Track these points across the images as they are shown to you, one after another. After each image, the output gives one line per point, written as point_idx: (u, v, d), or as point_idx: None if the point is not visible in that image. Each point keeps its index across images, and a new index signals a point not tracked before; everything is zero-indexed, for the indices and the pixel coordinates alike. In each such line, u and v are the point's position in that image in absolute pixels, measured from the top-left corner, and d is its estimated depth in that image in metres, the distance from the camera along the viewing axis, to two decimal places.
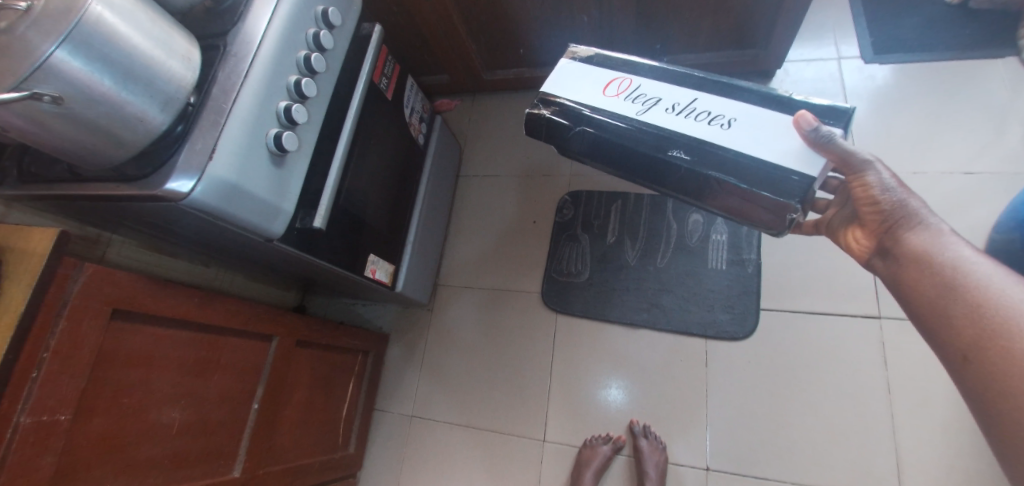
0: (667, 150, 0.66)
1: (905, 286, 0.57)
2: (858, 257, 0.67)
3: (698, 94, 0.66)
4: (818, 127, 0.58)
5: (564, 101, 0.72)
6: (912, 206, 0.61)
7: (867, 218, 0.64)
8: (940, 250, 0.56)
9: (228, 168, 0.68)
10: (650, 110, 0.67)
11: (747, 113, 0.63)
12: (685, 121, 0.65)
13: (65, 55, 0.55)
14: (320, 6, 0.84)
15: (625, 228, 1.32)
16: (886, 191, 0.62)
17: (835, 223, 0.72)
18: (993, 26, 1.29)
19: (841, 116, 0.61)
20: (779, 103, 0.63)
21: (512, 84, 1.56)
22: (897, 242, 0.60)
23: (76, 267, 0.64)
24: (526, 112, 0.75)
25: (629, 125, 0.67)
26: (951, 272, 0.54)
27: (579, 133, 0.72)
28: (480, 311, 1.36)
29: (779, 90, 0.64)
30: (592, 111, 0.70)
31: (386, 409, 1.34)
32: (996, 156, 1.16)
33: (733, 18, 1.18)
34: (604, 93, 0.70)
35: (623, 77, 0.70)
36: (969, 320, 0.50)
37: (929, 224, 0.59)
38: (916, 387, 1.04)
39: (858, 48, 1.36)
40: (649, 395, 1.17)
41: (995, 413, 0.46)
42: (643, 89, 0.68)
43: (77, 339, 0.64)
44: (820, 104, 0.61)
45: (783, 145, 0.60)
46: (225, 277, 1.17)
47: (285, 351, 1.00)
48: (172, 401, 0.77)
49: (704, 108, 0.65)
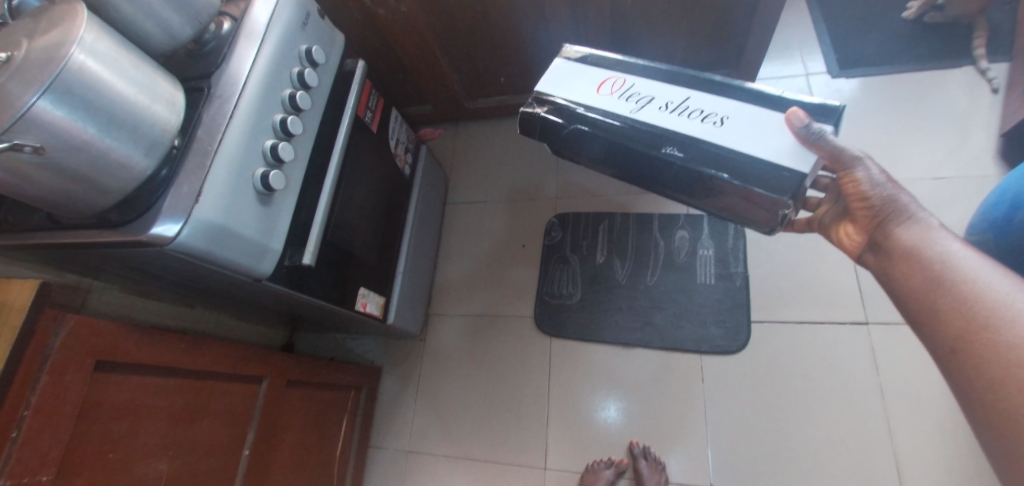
0: (662, 147, 0.67)
1: (895, 279, 0.60)
2: (851, 252, 0.68)
3: (690, 93, 0.68)
4: (809, 124, 0.60)
5: (558, 100, 0.75)
6: (901, 201, 0.63)
7: (859, 214, 0.66)
8: (930, 244, 0.58)
9: (215, 209, 0.68)
10: (643, 108, 0.69)
11: (739, 110, 0.65)
12: (678, 118, 0.67)
13: (47, 104, 0.54)
14: (304, 45, 0.85)
15: (614, 247, 1.33)
16: (876, 187, 0.64)
17: (826, 221, 0.74)
18: (948, 39, 1.36)
19: (832, 115, 0.62)
20: (770, 101, 0.65)
21: (494, 111, 1.59)
22: (889, 236, 0.62)
23: (58, 318, 0.62)
24: (520, 111, 0.76)
25: (623, 123, 0.69)
26: (939, 265, 0.55)
27: (572, 131, 0.74)
28: (472, 338, 1.35)
29: (770, 88, 0.66)
30: (586, 109, 0.72)
31: (381, 446, 1.30)
32: (963, 161, 1.21)
33: (705, 41, 1.22)
34: (598, 92, 0.73)
35: (617, 77, 0.73)
36: (956, 312, 0.51)
37: (919, 219, 0.61)
38: (907, 390, 1.05)
39: (825, 64, 1.42)
40: (649, 415, 1.16)
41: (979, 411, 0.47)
42: (637, 88, 0.71)
43: (59, 394, 0.62)
44: (811, 102, 0.63)
45: (776, 142, 0.62)
46: (211, 318, 1.14)
47: (275, 392, 0.97)
48: (160, 452, 0.74)
49: (697, 107, 0.67)
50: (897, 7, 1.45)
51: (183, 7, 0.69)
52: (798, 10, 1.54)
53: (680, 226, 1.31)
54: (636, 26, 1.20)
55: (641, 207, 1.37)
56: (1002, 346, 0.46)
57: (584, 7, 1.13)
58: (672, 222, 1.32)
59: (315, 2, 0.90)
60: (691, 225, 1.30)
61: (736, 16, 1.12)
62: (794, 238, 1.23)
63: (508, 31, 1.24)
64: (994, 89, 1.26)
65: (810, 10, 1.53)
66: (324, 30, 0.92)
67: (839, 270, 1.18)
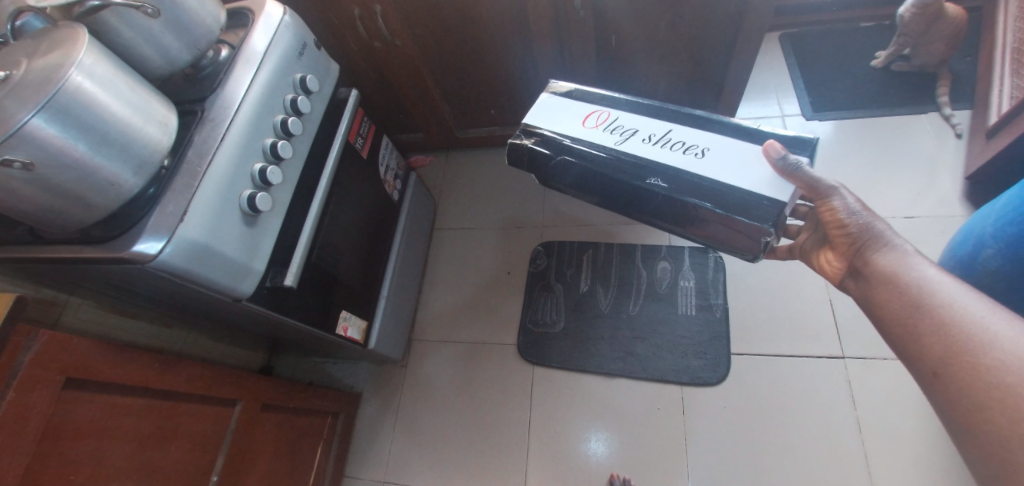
0: (646, 178, 0.69)
1: (876, 306, 0.61)
2: (833, 278, 0.70)
3: (672, 126, 0.72)
4: (785, 156, 0.63)
5: (544, 132, 0.78)
6: (878, 229, 0.65)
7: (837, 240, 0.68)
8: (907, 271, 0.60)
9: (200, 229, 0.69)
10: (627, 140, 0.72)
11: (718, 142, 0.69)
12: (661, 150, 0.70)
13: (40, 122, 0.56)
14: (299, 74, 0.89)
15: (597, 277, 1.35)
16: (852, 215, 0.66)
17: (807, 247, 0.76)
18: (914, 87, 1.44)
19: (806, 146, 0.66)
20: (748, 134, 0.68)
21: (484, 141, 1.63)
22: (867, 263, 0.63)
23: (30, 334, 0.62)
24: (509, 142, 0.79)
25: (608, 154, 0.72)
26: (917, 291, 0.58)
27: (559, 162, 0.76)
28: (454, 364, 1.34)
29: (747, 123, 0.70)
30: (573, 141, 0.75)
31: (357, 475, 1.26)
32: (931, 201, 1.27)
33: (686, 82, 1.28)
34: (584, 125, 0.76)
35: (601, 110, 0.77)
36: (936, 337, 0.54)
37: (895, 245, 0.63)
38: (885, 425, 1.06)
39: (799, 106, 1.49)
40: (631, 447, 1.15)
41: (970, 437, 0.49)
42: (621, 121, 0.74)
43: (23, 410, 0.60)
44: (787, 135, 0.67)
45: (755, 173, 0.65)
46: (188, 339, 1.12)
47: (248, 416, 0.96)
48: (124, 476, 0.72)
49: (679, 139, 0.70)
50: (866, 56, 1.54)
51: (183, 35, 0.72)
52: (774, 56, 1.63)
53: (662, 257, 1.34)
54: (621, 65, 1.26)
55: (625, 238, 1.40)
56: (982, 368, 0.49)
57: (571, 46, 1.18)
58: (654, 253, 1.34)
59: (312, 34, 0.94)
60: (673, 256, 1.33)
61: (714, 59, 1.18)
62: (772, 272, 1.26)
63: (498, 66, 1.29)
64: (958, 134, 1.33)
65: (785, 56, 1.61)
66: (320, 61, 0.96)
67: (815, 303, 1.20)
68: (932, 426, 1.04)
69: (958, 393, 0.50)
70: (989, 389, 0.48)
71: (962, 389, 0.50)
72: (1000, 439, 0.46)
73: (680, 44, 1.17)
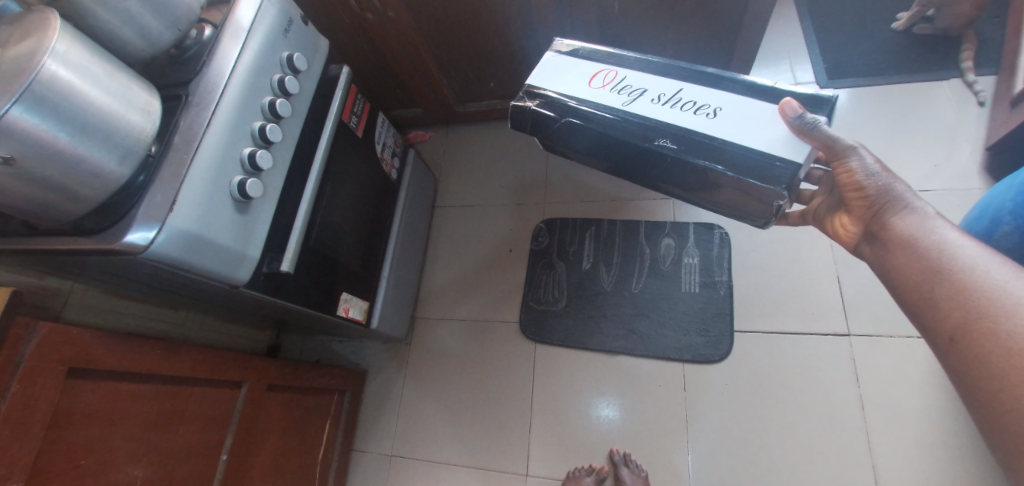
0: (654, 140, 0.67)
1: (892, 271, 0.59)
2: (846, 243, 0.68)
3: (683, 85, 0.68)
4: (802, 115, 0.60)
5: (548, 93, 0.74)
6: (897, 191, 0.62)
7: (854, 204, 0.65)
8: (927, 234, 0.57)
9: (190, 217, 0.68)
10: (635, 101, 0.69)
11: (732, 102, 0.65)
12: (671, 111, 0.67)
13: (19, 113, 0.54)
14: (286, 52, 0.85)
15: (600, 254, 1.33)
16: (870, 176, 0.63)
17: (821, 212, 0.74)
18: (937, 51, 1.36)
19: (826, 104, 0.63)
20: (763, 92, 0.64)
21: (485, 115, 1.59)
22: (885, 227, 0.61)
23: (30, 326, 0.63)
24: (511, 105, 0.76)
25: (616, 117, 0.69)
26: (937, 256, 0.55)
27: (564, 124, 0.74)
28: (459, 340, 1.35)
29: (762, 79, 0.65)
30: (578, 102, 0.72)
31: (364, 449, 1.30)
32: (947, 175, 1.22)
33: (694, 48, 1.22)
34: (590, 86, 0.72)
35: (608, 69, 0.73)
36: (957, 302, 0.51)
37: (915, 208, 0.61)
38: (889, 402, 1.05)
39: (814, 73, 1.42)
40: (632, 422, 1.16)
41: (991, 420, 0.47)
42: (629, 81, 0.70)
43: (31, 401, 0.62)
44: (804, 93, 0.63)
45: (770, 133, 0.62)
46: (195, 321, 1.14)
47: (255, 396, 0.97)
48: (134, 459, 0.74)
49: (690, 98, 0.67)
50: (887, 18, 1.46)
51: (163, 14, 0.69)
52: (788, 18, 1.55)
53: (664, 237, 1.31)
54: (625, 30, 1.20)
55: (629, 214, 1.37)
56: (1003, 335, 0.47)
57: (572, 14, 1.13)
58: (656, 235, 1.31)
59: (299, 9, 0.89)
60: (677, 233, 1.30)
61: (722, 24, 1.12)
62: (779, 249, 1.24)
63: (497, 36, 1.24)
64: (980, 102, 1.26)
65: (800, 18, 1.53)
66: (308, 36, 0.92)
67: (822, 280, 1.18)
68: (936, 403, 1.03)
69: (966, 376, 0.49)
70: (1005, 367, 0.46)
71: (974, 361, 0.48)
72: (1019, 424, 0.44)
73: (686, 9, 1.11)
